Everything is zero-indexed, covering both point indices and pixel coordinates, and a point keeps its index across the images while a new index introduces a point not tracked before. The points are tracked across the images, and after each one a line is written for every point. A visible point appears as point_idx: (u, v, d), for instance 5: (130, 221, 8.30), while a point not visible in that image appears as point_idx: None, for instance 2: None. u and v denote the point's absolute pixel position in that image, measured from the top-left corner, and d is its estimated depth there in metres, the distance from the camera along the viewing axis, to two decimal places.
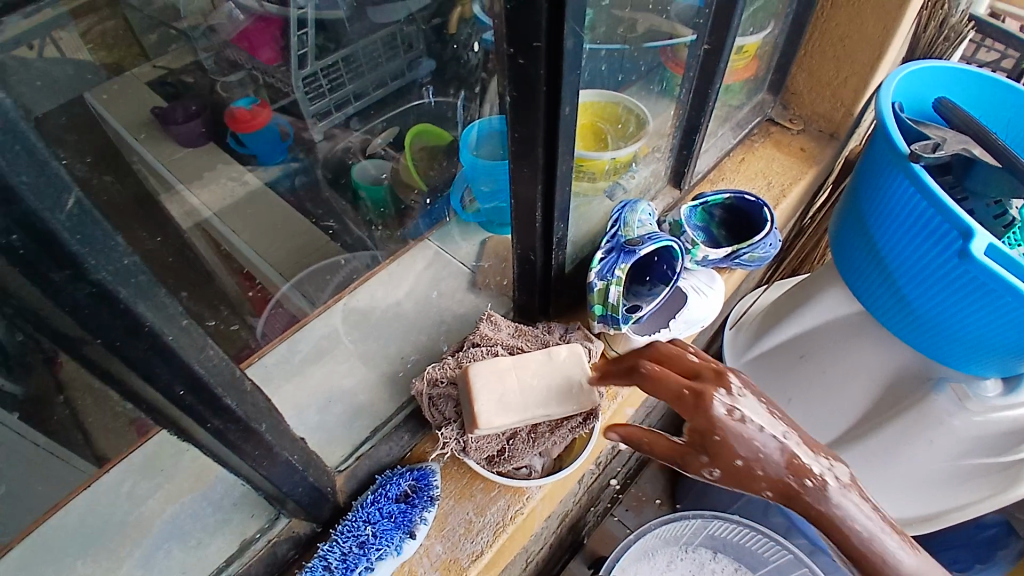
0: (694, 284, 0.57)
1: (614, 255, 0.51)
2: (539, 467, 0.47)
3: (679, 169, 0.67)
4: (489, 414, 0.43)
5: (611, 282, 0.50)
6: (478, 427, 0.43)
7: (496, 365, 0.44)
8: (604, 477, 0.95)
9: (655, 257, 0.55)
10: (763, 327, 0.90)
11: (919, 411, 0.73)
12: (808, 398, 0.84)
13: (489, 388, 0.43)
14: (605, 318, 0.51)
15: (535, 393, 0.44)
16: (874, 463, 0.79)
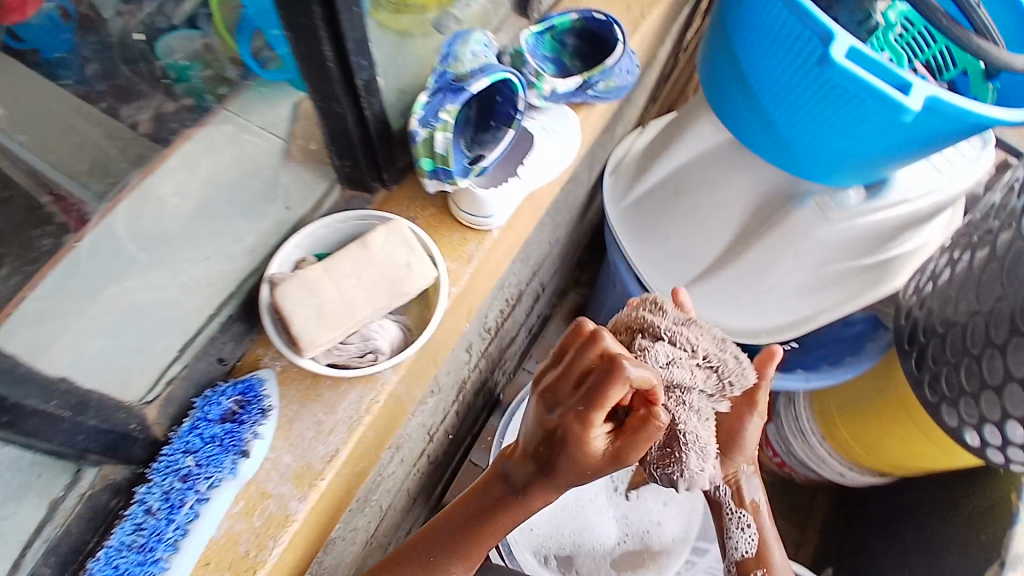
0: (543, 124, 0.55)
1: (441, 97, 0.47)
2: (384, 351, 0.53)
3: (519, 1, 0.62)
4: (311, 333, 0.48)
5: (437, 129, 0.47)
6: (304, 346, 0.48)
7: (307, 278, 0.50)
8: (500, 341, 0.99)
9: (497, 95, 0.52)
10: (641, 168, 0.93)
11: (784, 228, 0.79)
12: (685, 231, 0.89)
13: (304, 301, 0.49)
14: (436, 172, 0.49)
15: (351, 299, 0.50)
16: (748, 278, 0.86)
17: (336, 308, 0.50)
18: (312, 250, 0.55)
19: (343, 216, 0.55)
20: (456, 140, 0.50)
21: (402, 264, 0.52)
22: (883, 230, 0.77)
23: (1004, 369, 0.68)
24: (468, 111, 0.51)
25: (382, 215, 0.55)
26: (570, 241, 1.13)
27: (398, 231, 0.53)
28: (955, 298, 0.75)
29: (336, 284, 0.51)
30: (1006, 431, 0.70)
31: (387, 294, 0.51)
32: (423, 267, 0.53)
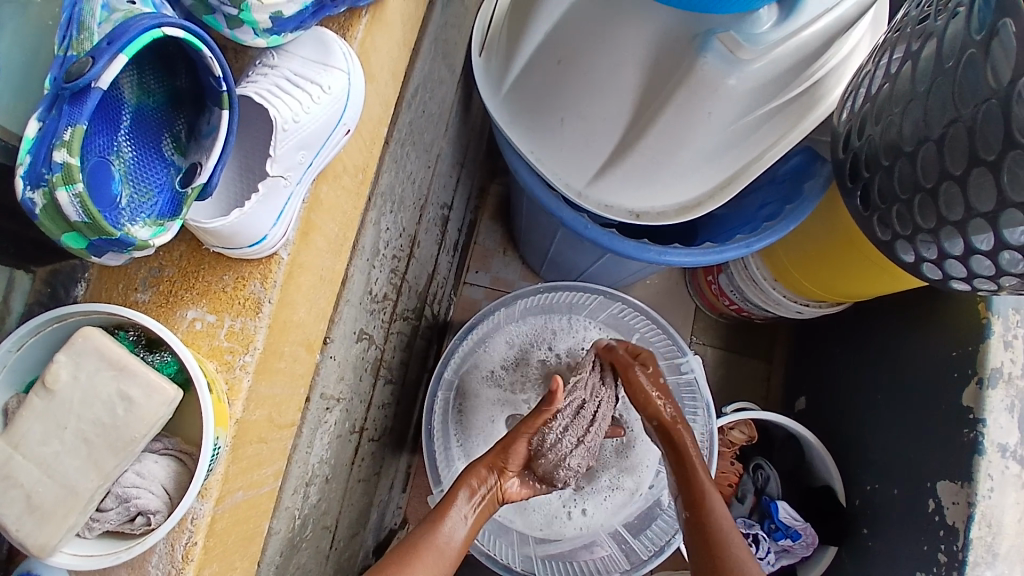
0: (280, 80, 0.39)
1: (53, 118, 0.29)
2: (158, 502, 0.35)
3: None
4: (38, 535, 0.33)
5: (52, 182, 0.29)
6: (42, 555, 0.33)
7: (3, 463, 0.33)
8: (411, 291, 0.84)
9: (190, 58, 0.35)
10: (513, 41, 0.76)
11: (691, 86, 0.65)
12: (580, 110, 0.74)
13: (13, 496, 0.33)
14: (98, 244, 0.31)
15: (72, 466, 0.33)
16: (656, 157, 0.74)
17: (52, 495, 0.33)
18: (13, 385, 0.36)
19: (17, 332, 0.34)
20: (113, 175, 0.33)
21: (115, 397, 0.34)
22: (799, 59, 0.66)
23: (963, 204, 0.59)
24: (127, 120, 0.35)
25: (61, 311, 0.34)
26: (459, 143, 0.95)
27: (87, 345, 0.34)
28: (899, 122, 0.65)
29: (32, 460, 0.33)
30: (970, 264, 0.63)
31: (111, 452, 0.34)
32: (154, 391, 0.34)
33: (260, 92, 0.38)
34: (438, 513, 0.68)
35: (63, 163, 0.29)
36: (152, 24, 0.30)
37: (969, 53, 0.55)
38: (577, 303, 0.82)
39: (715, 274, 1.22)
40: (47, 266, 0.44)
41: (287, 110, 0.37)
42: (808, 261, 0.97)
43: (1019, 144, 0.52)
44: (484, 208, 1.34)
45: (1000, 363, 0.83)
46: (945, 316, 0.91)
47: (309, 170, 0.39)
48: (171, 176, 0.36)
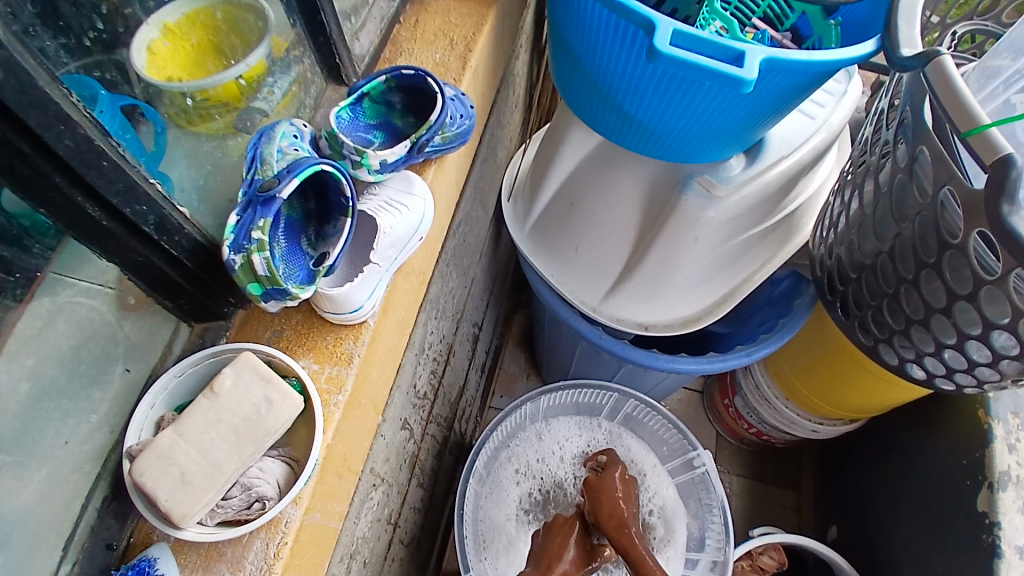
0: (384, 202, 0.52)
1: (251, 212, 0.42)
2: (273, 493, 0.39)
3: (329, 62, 0.59)
4: (180, 504, 0.34)
5: (252, 251, 0.41)
6: (175, 524, 0.35)
7: (161, 441, 0.36)
8: (444, 397, 0.94)
9: (324, 185, 0.49)
10: (534, 188, 0.94)
11: (679, 217, 0.80)
12: (590, 240, 0.89)
13: (162, 472, 0.35)
14: (269, 294, 0.43)
15: (221, 449, 0.36)
16: (656, 276, 0.87)
17: (200, 471, 0.35)
18: (168, 405, 0.41)
19: (193, 356, 0.40)
20: (280, 255, 0.44)
21: (261, 400, 0.38)
22: (767, 194, 0.82)
23: (922, 302, 0.68)
24: (288, 221, 0.47)
25: (230, 343, 0.41)
26: (490, 272, 1.11)
27: (250, 359, 0.38)
28: (858, 243, 0.77)
29: (192, 443, 0.36)
30: (945, 360, 0.70)
31: (253, 440, 0.37)
32: (291, 394, 0.38)
33: (371, 207, 0.52)
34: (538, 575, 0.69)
35: (257, 240, 0.41)
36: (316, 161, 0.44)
37: (900, 178, 0.68)
38: (593, 404, 0.89)
39: (730, 396, 1.28)
40: (202, 323, 0.48)
41: (388, 220, 0.50)
42: (811, 373, 1.04)
43: (950, 244, 0.61)
44: (509, 335, 1.47)
45: (1007, 467, 0.83)
46: (951, 419, 0.93)
47: (395, 264, 0.51)
48: (308, 261, 0.47)
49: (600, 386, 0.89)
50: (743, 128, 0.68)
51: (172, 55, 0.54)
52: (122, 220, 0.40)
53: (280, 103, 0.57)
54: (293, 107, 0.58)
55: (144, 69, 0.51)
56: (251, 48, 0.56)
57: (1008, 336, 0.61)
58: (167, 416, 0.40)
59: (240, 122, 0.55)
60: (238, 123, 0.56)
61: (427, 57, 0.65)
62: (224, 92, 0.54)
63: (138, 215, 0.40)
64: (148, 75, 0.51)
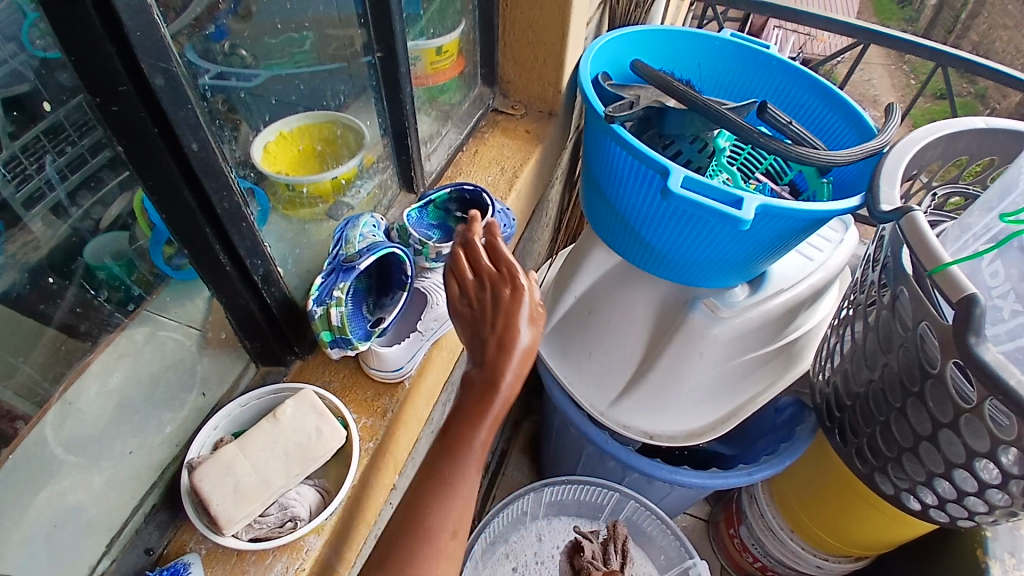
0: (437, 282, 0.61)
1: (334, 276, 0.52)
2: (304, 514, 0.45)
3: (406, 176, 0.73)
4: (230, 509, 0.40)
5: (331, 305, 0.50)
6: (223, 526, 0.40)
7: (223, 453, 0.42)
8: None
9: (389, 264, 0.58)
10: (556, 296, 1.03)
11: (686, 333, 0.88)
12: (604, 347, 0.96)
13: (220, 479, 0.41)
14: (336, 342, 0.51)
15: (272, 466, 0.43)
16: (663, 388, 0.92)
17: (252, 483, 0.42)
18: (228, 429, 0.48)
19: (257, 391, 0.49)
20: (352, 313, 0.53)
21: (313, 429, 0.45)
22: (769, 320, 0.89)
23: (910, 429, 0.73)
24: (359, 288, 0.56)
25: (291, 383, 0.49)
26: None
27: (309, 395, 0.47)
28: (852, 372, 0.82)
29: (249, 459, 0.43)
30: (937, 489, 0.73)
31: (299, 462, 0.44)
32: (337, 428, 0.46)
33: (426, 284, 0.59)
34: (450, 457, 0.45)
35: (337, 296, 0.50)
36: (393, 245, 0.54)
37: (883, 315, 0.76)
38: (593, 504, 0.89)
39: (736, 525, 1.26)
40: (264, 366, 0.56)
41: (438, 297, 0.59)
42: (816, 504, 1.04)
43: (931, 372, 0.67)
44: (516, 441, 1.48)
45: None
46: (950, 558, 0.91)
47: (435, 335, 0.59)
48: (368, 323, 0.55)
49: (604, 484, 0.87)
50: (745, 261, 0.78)
51: (281, 153, 0.63)
52: (240, 267, 0.48)
53: (364, 200, 0.71)
54: (372, 205, 0.71)
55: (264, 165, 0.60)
56: (347, 158, 0.69)
57: (991, 464, 0.65)
58: (224, 437, 0.47)
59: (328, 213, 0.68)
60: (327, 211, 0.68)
61: (480, 179, 0.79)
62: (324, 190, 0.67)
63: (253, 266, 0.49)
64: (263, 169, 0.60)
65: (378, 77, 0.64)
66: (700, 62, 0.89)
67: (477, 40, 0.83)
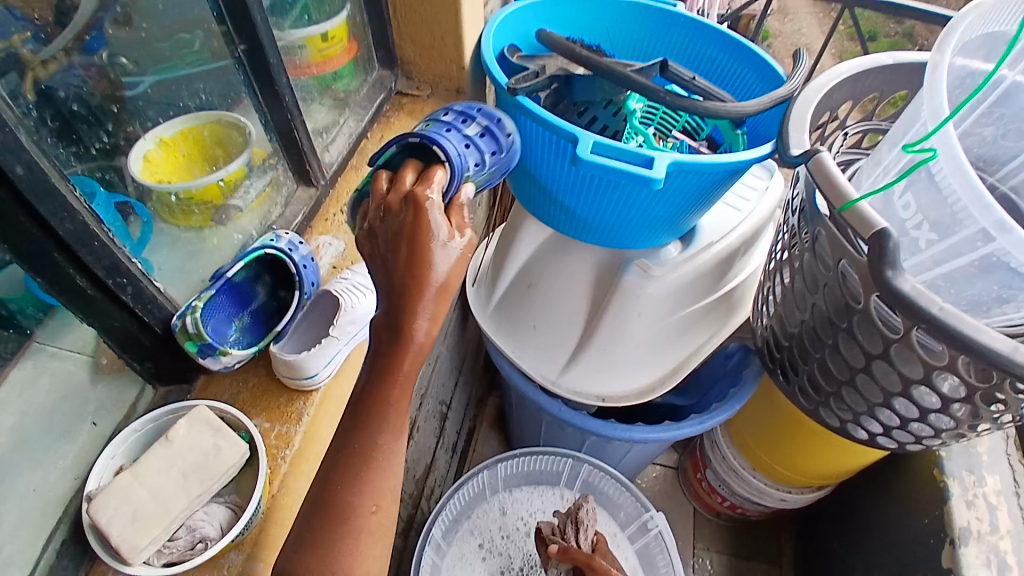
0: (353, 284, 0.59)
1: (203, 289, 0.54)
2: None
3: (302, 171, 0.72)
4: (128, 539, 0.46)
5: (191, 314, 0.52)
6: (124, 554, 0.46)
7: (118, 484, 0.48)
8: (408, 473, 0.96)
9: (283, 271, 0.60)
10: (495, 273, 1.01)
11: (623, 293, 0.88)
12: (547, 316, 0.96)
13: (117, 510, 0.47)
14: (203, 350, 0.53)
15: (169, 490, 0.49)
16: (608, 349, 0.93)
17: (152, 508, 0.48)
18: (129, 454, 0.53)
19: (149, 414, 0.53)
20: (216, 323, 0.55)
21: (209, 446, 0.51)
22: (704, 271, 0.89)
23: (845, 364, 0.75)
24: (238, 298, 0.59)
25: (183, 404, 0.54)
26: (458, 352, 1.18)
27: (200, 414, 0.52)
28: (785, 316, 0.84)
29: (142, 489, 0.49)
30: (880, 418, 0.77)
31: (198, 481, 0.50)
32: (234, 443, 0.51)
33: (339, 290, 0.58)
34: (358, 471, 0.47)
35: (195, 303, 0.52)
36: (261, 245, 0.57)
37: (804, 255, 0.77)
38: (552, 472, 0.91)
39: (702, 470, 1.29)
40: (163, 386, 0.59)
41: (351, 301, 0.58)
42: (771, 442, 1.07)
43: (856, 307, 0.69)
44: (483, 417, 1.48)
45: (966, 522, 0.85)
46: (909, 483, 0.95)
47: (353, 339, 0.59)
48: (251, 331, 0.57)
49: (554, 452, 0.91)
50: (671, 218, 0.78)
51: (167, 163, 0.69)
52: (105, 289, 0.50)
53: (254, 200, 0.72)
54: (265, 204, 0.72)
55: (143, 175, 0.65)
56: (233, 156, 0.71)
57: (929, 392, 0.69)
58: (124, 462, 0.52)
59: (216, 217, 0.70)
60: (216, 215, 0.71)
61: None
62: (206, 194, 0.69)
63: (118, 286, 0.51)
64: (141, 178, 0.65)
65: (247, 71, 0.64)
66: (608, 23, 0.87)
67: (367, 22, 0.81)
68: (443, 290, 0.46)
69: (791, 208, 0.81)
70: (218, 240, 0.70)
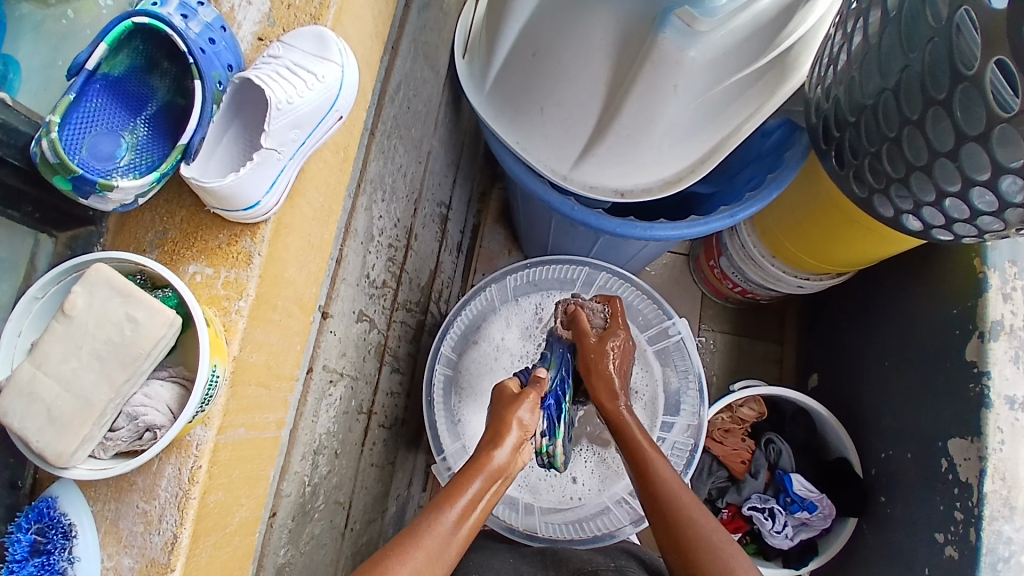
0: (292, 61, 0.40)
1: (72, 93, 0.38)
2: (164, 420, 0.34)
3: None
4: (54, 449, 0.32)
5: (46, 129, 0.35)
6: (55, 466, 0.33)
7: (20, 379, 0.33)
8: (411, 283, 0.88)
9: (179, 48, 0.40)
10: (490, 42, 0.80)
11: (653, 62, 0.69)
12: (557, 97, 0.77)
13: (28, 414, 0.33)
14: (82, 186, 0.36)
15: (85, 381, 0.33)
16: (631, 136, 0.77)
17: (68, 406, 0.33)
18: (42, 325, 0.36)
19: (50, 273, 0.35)
20: (104, 144, 0.39)
21: (123, 319, 0.34)
22: (760, 25, 0.69)
23: (925, 145, 0.61)
24: (138, 105, 0.41)
25: (82, 260, 0.35)
26: (452, 144, 1.01)
27: (99, 274, 0.34)
28: (858, 82, 0.66)
29: (54, 378, 0.33)
30: (946, 210, 0.63)
31: (121, 367, 0.33)
32: (156, 310, 0.33)
33: (259, 75, 0.39)
34: (445, 499, 0.56)
35: (47, 121, 0.35)
36: (123, 16, 0.38)
37: None
38: (563, 281, 0.85)
39: (715, 258, 1.20)
40: (67, 231, 0.43)
41: (282, 93, 0.39)
42: (803, 231, 0.97)
43: (964, 77, 0.54)
44: (487, 211, 1.31)
45: (1000, 316, 0.79)
46: (942, 271, 0.87)
47: (302, 149, 0.41)
48: (165, 150, 0.40)
49: (567, 260, 0.83)
50: None
51: None
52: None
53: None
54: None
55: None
56: None
57: (1018, 181, 0.54)
58: (25, 328, 0.35)
59: None
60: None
61: None
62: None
63: None
64: None
65: None
66: None
67: None
68: (505, 424, 0.62)
69: None
70: (90, 17, 0.47)
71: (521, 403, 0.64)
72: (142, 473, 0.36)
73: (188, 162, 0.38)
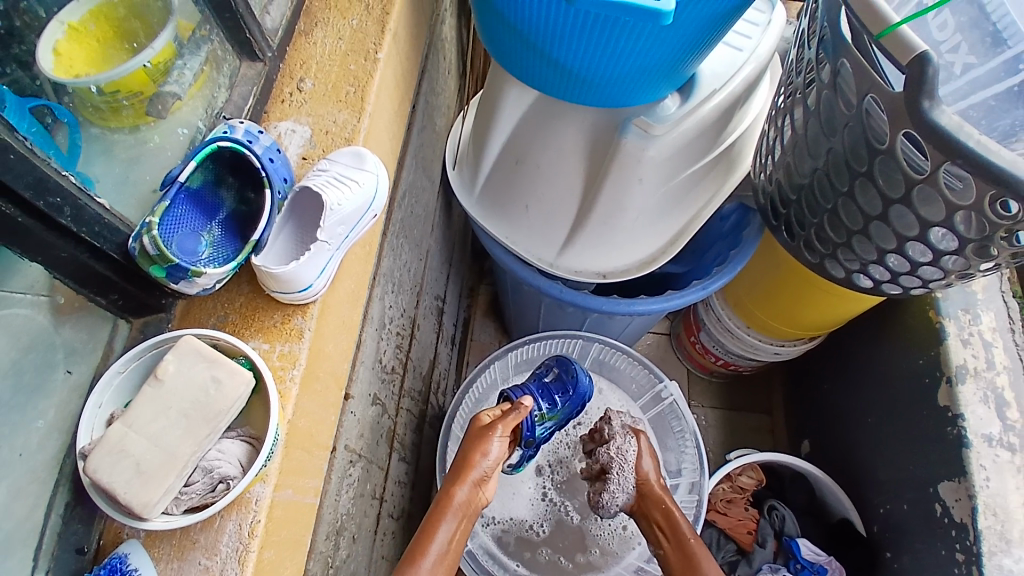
0: (337, 173, 0.49)
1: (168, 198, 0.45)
2: (236, 473, 0.40)
3: (238, 38, 0.55)
4: (140, 498, 0.37)
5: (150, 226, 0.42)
6: (139, 515, 0.37)
7: (110, 440, 0.38)
8: (415, 372, 0.93)
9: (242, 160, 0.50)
10: (478, 155, 0.93)
11: (620, 159, 0.80)
12: (539, 194, 0.88)
13: (117, 470, 0.37)
14: (173, 275, 0.43)
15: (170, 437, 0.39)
16: (608, 222, 0.87)
17: (155, 459, 0.38)
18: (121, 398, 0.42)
19: (134, 351, 0.41)
20: (184, 241, 0.46)
21: (207, 380, 0.40)
22: (706, 125, 0.82)
23: (859, 212, 0.71)
24: (212, 209, 0.49)
25: (168, 334, 0.42)
26: (445, 244, 1.11)
27: (189, 344, 0.41)
28: (794, 166, 0.78)
29: (145, 436, 0.39)
30: (889, 265, 0.73)
31: (204, 422, 0.39)
32: (236, 371, 0.40)
33: (317, 183, 0.48)
34: (419, 550, 0.61)
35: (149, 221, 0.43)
36: (210, 140, 0.47)
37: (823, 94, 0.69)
38: None
39: (695, 334, 1.28)
40: (140, 318, 0.52)
41: (334, 196, 0.47)
42: (770, 301, 1.07)
43: (879, 150, 0.63)
44: (477, 306, 1.39)
45: (962, 361, 0.86)
46: (905, 324, 0.95)
47: (346, 241, 0.49)
48: (234, 246, 0.49)
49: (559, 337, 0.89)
50: (673, 65, 0.66)
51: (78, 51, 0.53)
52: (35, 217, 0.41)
53: (193, 85, 0.56)
54: (207, 89, 0.57)
55: (52, 72, 0.50)
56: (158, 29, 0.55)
57: (946, 231, 0.63)
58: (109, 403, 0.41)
59: (151, 107, 0.55)
60: (153, 109, 0.55)
61: (343, 27, 0.59)
62: (136, 82, 0.53)
63: (53, 207, 0.42)
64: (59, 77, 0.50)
65: None
66: None
67: None
68: (468, 462, 0.67)
69: (801, 45, 0.74)
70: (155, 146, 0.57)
71: (484, 442, 0.68)
72: (205, 530, 0.40)
73: (258, 254, 0.47)
